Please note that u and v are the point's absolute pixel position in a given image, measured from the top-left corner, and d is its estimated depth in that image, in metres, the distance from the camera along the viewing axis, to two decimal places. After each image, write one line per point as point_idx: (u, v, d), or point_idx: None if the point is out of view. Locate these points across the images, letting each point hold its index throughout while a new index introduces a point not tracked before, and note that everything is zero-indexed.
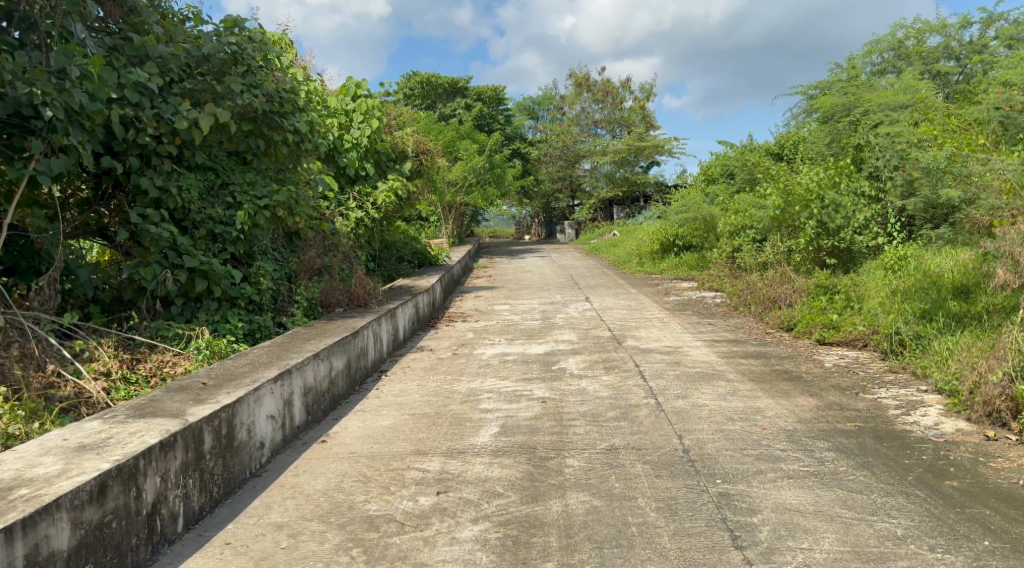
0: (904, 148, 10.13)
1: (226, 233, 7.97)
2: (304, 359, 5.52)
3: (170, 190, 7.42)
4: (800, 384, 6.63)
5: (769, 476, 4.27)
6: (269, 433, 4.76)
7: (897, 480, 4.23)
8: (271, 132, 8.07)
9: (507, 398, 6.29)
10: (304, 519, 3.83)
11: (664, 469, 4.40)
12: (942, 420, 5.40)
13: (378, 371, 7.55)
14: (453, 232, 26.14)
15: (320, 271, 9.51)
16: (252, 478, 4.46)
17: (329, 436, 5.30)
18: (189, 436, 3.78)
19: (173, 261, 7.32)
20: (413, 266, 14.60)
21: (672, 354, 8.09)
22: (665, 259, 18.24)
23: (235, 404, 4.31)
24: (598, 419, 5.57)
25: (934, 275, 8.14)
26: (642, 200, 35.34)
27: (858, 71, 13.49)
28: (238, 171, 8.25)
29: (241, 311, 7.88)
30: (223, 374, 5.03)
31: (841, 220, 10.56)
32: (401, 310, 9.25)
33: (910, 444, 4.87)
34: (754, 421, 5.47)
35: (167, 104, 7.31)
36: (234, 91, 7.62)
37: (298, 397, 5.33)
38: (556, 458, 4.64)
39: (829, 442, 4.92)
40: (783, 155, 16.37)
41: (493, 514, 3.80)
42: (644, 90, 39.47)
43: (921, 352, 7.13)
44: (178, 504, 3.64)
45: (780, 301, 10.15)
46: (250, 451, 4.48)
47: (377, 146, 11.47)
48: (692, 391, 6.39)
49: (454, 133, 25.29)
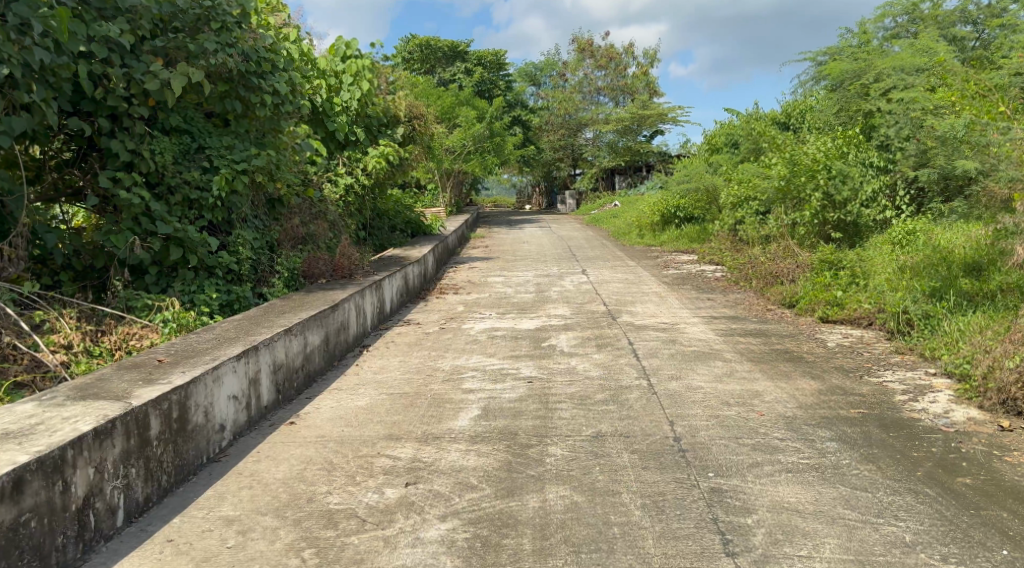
0: (919, 116, 9.59)
1: (203, 199, 7.61)
2: (273, 335, 5.18)
3: (143, 153, 7.06)
4: (801, 365, 6.31)
5: (766, 470, 3.95)
6: (230, 414, 4.43)
7: (904, 476, 3.91)
8: (249, 93, 7.80)
9: (491, 377, 5.96)
10: (258, 513, 3.52)
11: (652, 460, 4.09)
12: (953, 408, 5.06)
13: (360, 346, 7.21)
14: (451, 201, 25.69)
15: (304, 239, 9.17)
16: (210, 464, 4.14)
17: (299, 417, 4.98)
18: (130, 421, 3.44)
19: (144, 229, 6.95)
20: (406, 235, 14.23)
21: (668, 331, 7.74)
22: (666, 231, 17.81)
23: (189, 385, 3.98)
24: (586, 402, 5.25)
25: (945, 252, 7.92)
26: (644, 169, 34.69)
27: (870, 36, 12.82)
28: (216, 134, 7.90)
29: (218, 281, 7.55)
30: (183, 350, 4.70)
31: (848, 193, 10.33)
32: (389, 282, 8.92)
33: (919, 435, 4.54)
34: (751, 406, 5.13)
35: (138, 62, 6.92)
36: (208, 50, 7.24)
37: (266, 375, 5.00)
38: (538, 446, 4.32)
39: (831, 431, 4.60)
40: (790, 124, 15.89)
41: (463, 510, 3.49)
42: (649, 56, 38.65)
43: (930, 332, 6.77)
44: (117, 496, 3.31)
45: (783, 276, 9.78)
46: (207, 434, 4.15)
47: (367, 111, 11.07)
48: (687, 372, 6.06)
49: (454, 99, 24.78)
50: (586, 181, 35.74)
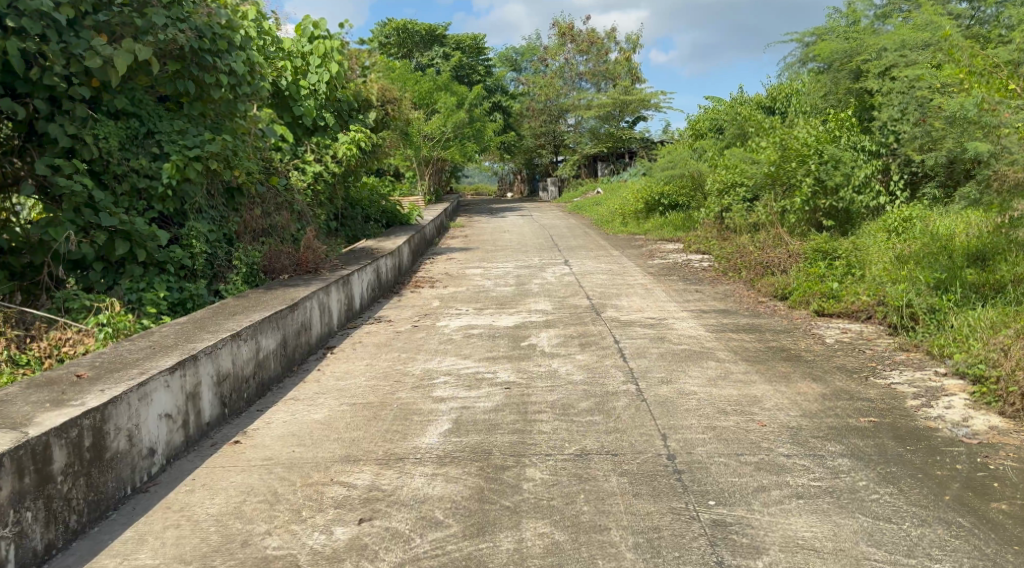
0: (927, 96, 9.29)
1: (152, 188, 7.04)
2: (217, 342, 4.61)
3: (85, 138, 6.46)
4: (801, 366, 5.81)
5: (774, 496, 3.45)
6: (162, 436, 3.89)
7: (930, 500, 3.42)
8: (202, 73, 7.23)
9: (465, 384, 5.43)
10: (181, 561, 2.99)
11: (644, 484, 3.57)
12: (971, 415, 4.57)
13: (324, 347, 6.66)
14: (431, 189, 24.98)
15: (264, 231, 8.57)
16: (134, 496, 3.61)
17: (246, 434, 4.44)
18: (25, 456, 2.88)
19: (88, 221, 6.34)
20: (381, 225, 13.65)
21: (656, 328, 7.23)
22: (650, 219, 17.18)
23: (106, 405, 3.42)
24: (569, 412, 4.74)
25: (946, 243, 7.63)
26: (627, 156, 33.94)
27: (859, 14, 12.10)
28: (167, 118, 7.35)
29: (170, 277, 6.96)
30: (109, 361, 4.14)
31: (840, 177, 9.82)
32: (359, 278, 8.35)
33: (939, 448, 4.06)
34: (751, 415, 4.63)
35: (78, 38, 6.30)
36: (157, 24, 6.67)
37: (208, 389, 4.45)
38: (514, 469, 3.80)
39: (841, 445, 4.11)
40: (776, 109, 15.49)
41: (425, 555, 2.97)
42: (631, 41, 37.99)
43: (936, 328, 6.30)
44: (5, 548, 2.77)
45: (773, 266, 9.29)
46: (131, 462, 3.61)
47: (337, 95, 10.77)
48: (678, 374, 5.56)
49: (432, 84, 24.11)
50: (569, 168, 35.12)
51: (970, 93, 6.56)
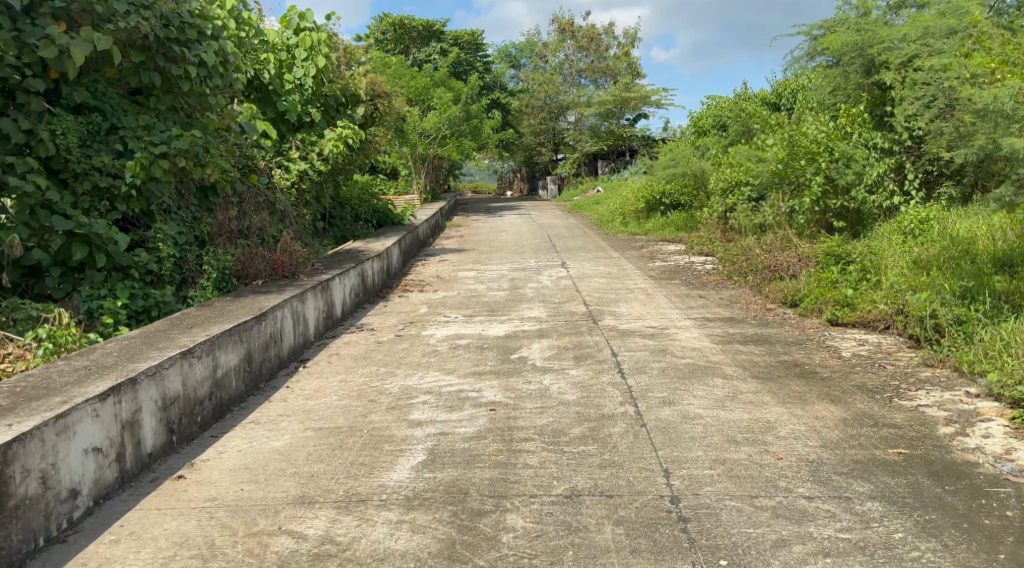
0: (948, 88, 8.74)
1: (116, 187, 6.49)
2: (163, 361, 4.08)
3: (41, 134, 5.87)
4: (817, 385, 5.26)
5: (796, 554, 2.93)
6: (88, 474, 3.37)
7: (981, 559, 2.90)
8: (170, 64, 6.67)
9: (446, 405, 4.90)
10: None
11: (644, 537, 3.06)
12: (1014, 446, 4.05)
13: (297, 361, 6.13)
14: (427, 187, 24.44)
15: (239, 233, 8.03)
16: (49, 547, 3.10)
17: (192, 468, 3.91)
18: None
19: (42, 224, 5.79)
20: (371, 225, 13.12)
21: (657, 338, 6.69)
22: (651, 219, 16.62)
23: (10, 444, 2.90)
24: (559, 440, 4.21)
25: (968, 246, 7.12)
26: (628, 154, 33.38)
27: (871, 5, 11.53)
28: (133, 112, 6.80)
29: (135, 283, 6.42)
30: (33, 388, 3.61)
31: (853, 176, 9.31)
32: (340, 283, 7.83)
33: (983, 489, 3.54)
34: (765, 445, 4.10)
35: (34, 25, 5.72)
36: (119, 12, 6.13)
37: (151, 415, 3.92)
38: (494, 514, 3.28)
39: (868, 484, 3.58)
40: (781, 105, 14.99)
41: None
42: (631, 37, 37.39)
43: (964, 341, 5.77)
44: None
45: (782, 270, 8.76)
46: (46, 507, 3.10)
47: (325, 89, 10.23)
48: (682, 394, 5.03)
49: (427, 79, 23.53)
50: (568, 166, 34.55)
51: (1003, 87, 5.98)
